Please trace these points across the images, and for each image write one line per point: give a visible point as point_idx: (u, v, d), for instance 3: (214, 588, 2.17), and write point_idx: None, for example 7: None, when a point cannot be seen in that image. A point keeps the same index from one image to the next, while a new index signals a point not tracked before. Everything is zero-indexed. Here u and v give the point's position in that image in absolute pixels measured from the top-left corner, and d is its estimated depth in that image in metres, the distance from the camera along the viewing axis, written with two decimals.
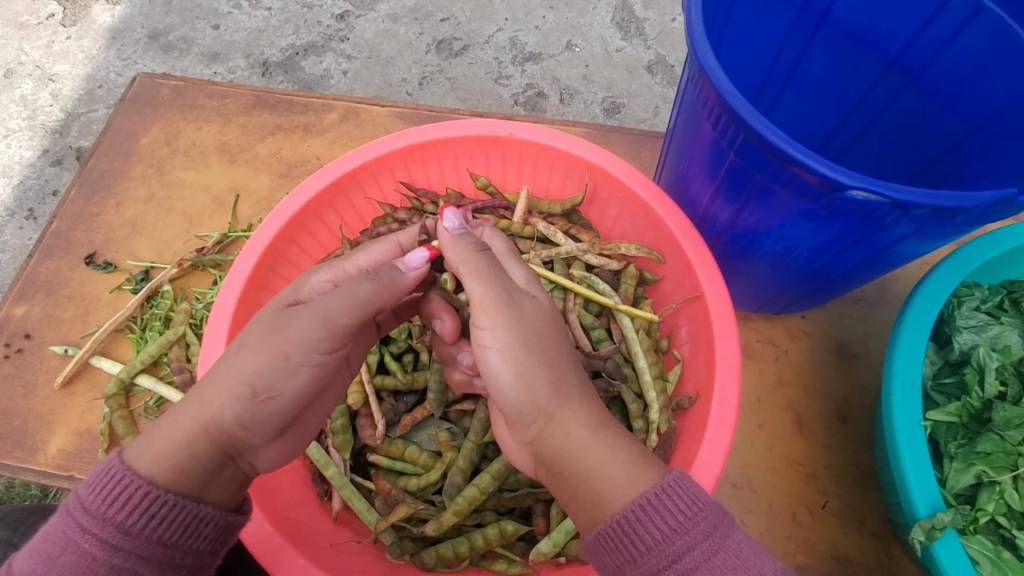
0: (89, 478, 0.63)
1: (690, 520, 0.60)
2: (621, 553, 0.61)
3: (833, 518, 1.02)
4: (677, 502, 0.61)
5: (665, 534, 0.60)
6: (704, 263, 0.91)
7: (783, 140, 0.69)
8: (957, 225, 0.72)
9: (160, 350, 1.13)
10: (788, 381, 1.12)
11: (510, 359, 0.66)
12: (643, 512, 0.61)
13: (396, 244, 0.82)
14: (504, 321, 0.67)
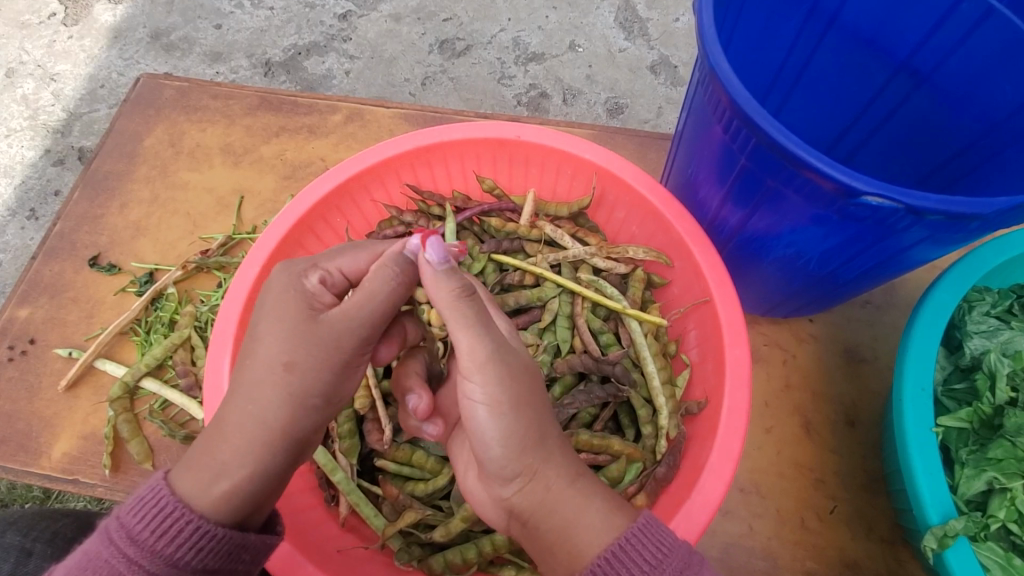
0: (132, 504, 0.61)
1: (658, 567, 0.61)
2: None
3: (842, 523, 1.02)
4: (643, 551, 0.62)
5: None
6: (713, 267, 0.91)
7: (797, 144, 0.68)
8: (972, 230, 0.71)
9: (165, 353, 1.13)
10: (796, 385, 1.11)
11: (496, 417, 0.64)
12: (610, 564, 0.61)
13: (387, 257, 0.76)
14: (494, 378, 0.64)
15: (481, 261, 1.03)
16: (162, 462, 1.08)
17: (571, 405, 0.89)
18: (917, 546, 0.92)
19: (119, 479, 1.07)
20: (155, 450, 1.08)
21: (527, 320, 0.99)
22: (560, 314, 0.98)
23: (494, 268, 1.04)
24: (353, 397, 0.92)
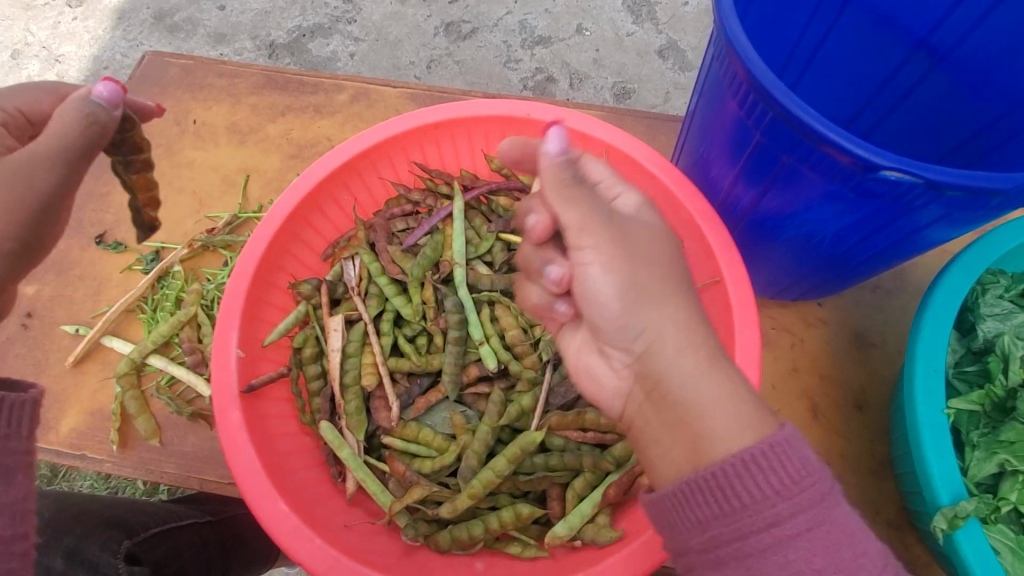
0: None
1: (797, 486, 0.59)
2: (707, 504, 0.61)
3: (848, 507, 1.02)
4: (785, 466, 0.60)
5: (765, 494, 0.59)
6: (724, 248, 0.90)
7: (814, 118, 0.67)
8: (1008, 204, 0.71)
9: (171, 330, 1.12)
10: (803, 370, 1.11)
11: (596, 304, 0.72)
12: (745, 467, 0.60)
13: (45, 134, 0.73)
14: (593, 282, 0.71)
15: (488, 241, 1.02)
16: (169, 439, 1.08)
17: (579, 384, 0.89)
18: (925, 531, 0.91)
19: (127, 456, 1.07)
20: (162, 426, 1.09)
21: None
22: None
23: (502, 248, 1.03)
24: (360, 374, 0.94)
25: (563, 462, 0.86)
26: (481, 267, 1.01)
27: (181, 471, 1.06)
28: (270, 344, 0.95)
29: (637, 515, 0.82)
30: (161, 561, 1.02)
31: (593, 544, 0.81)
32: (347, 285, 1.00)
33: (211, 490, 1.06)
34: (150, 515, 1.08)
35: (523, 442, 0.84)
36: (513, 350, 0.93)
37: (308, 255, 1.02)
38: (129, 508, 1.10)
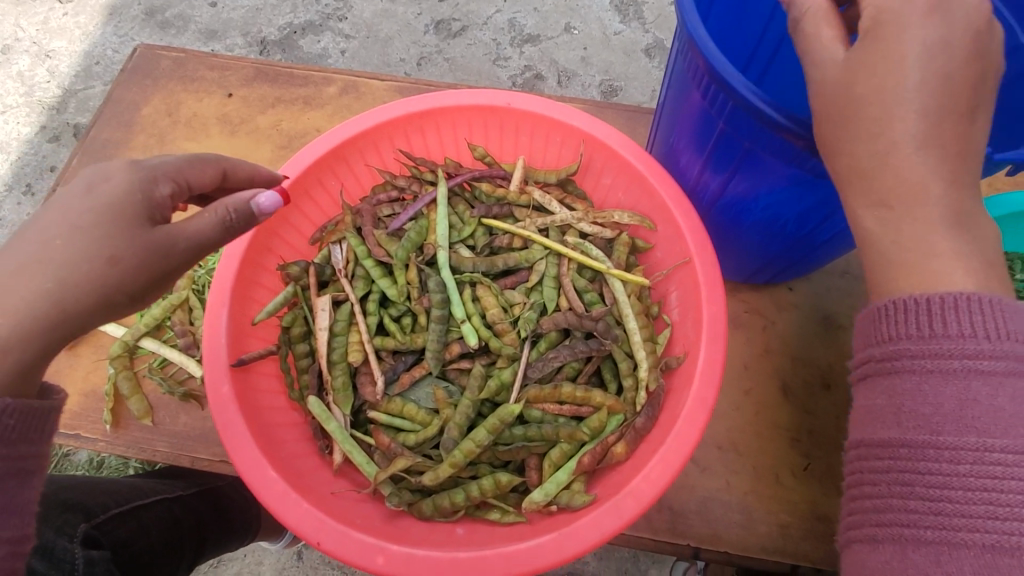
0: None
1: (984, 325, 0.60)
2: (908, 327, 0.62)
3: (815, 479, 1.07)
4: (987, 311, 0.60)
5: (972, 329, 0.60)
6: (695, 230, 0.95)
7: (769, 105, 0.72)
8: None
9: (164, 314, 1.16)
10: (774, 350, 1.16)
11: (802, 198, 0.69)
12: (968, 300, 0.60)
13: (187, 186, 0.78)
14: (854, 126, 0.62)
15: (471, 225, 1.07)
16: (160, 419, 1.11)
17: (556, 359, 0.93)
18: None
19: (119, 435, 1.10)
20: (154, 407, 1.11)
21: (515, 281, 1.03)
22: (547, 274, 1.02)
23: (484, 233, 1.08)
24: (347, 351, 0.98)
25: (540, 432, 0.91)
26: (464, 250, 1.05)
27: (173, 450, 1.09)
28: (259, 323, 0.98)
29: (611, 482, 0.86)
30: (125, 540, 1.04)
31: (567, 510, 0.84)
32: (334, 267, 1.04)
33: (203, 467, 1.09)
34: (112, 493, 1.08)
35: (502, 413, 0.89)
36: (493, 328, 0.97)
37: (297, 238, 1.06)
38: (92, 484, 1.10)
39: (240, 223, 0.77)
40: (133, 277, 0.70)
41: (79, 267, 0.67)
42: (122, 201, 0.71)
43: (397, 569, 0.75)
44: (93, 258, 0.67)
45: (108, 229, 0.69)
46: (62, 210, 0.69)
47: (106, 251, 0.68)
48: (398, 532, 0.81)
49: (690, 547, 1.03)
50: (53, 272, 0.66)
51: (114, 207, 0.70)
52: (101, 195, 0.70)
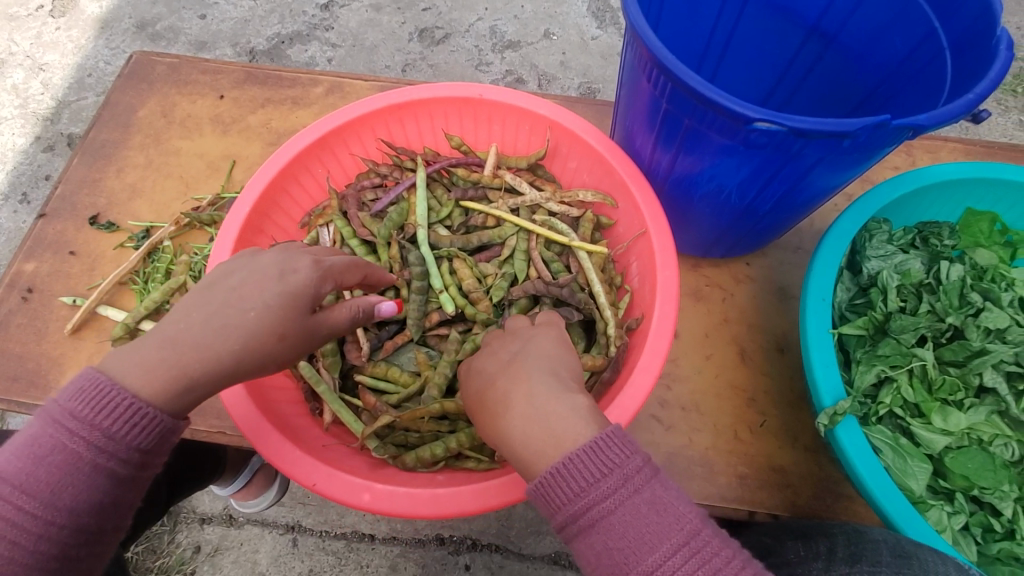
0: (73, 390, 0.71)
1: (602, 479, 0.70)
2: (557, 497, 0.71)
3: (770, 434, 1.15)
4: (605, 457, 0.70)
5: (583, 486, 0.70)
6: (650, 203, 1.04)
7: (700, 83, 0.82)
8: (1001, 60, 0.81)
9: (163, 297, 1.24)
10: (733, 319, 1.25)
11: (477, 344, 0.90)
12: (565, 467, 0.71)
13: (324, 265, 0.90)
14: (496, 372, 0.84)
15: (448, 207, 1.16)
16: None
17: None
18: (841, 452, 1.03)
19: None
20: None
21: (489, 256, 1.13)
22: (517, 249, 1.12)
23: (460, 213, 1.18)
24: None
25: None
26: (442, 230, 1.15)
27: None
28: None
29: None
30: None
31: None
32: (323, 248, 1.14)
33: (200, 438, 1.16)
34: None
35: None
36: (468, 296, 1.08)
37: (287, 221, 1.16)
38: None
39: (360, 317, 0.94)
40: (288, 351, 0.84)
41: (256, 340, 0.81)
42: (299, 294, 0.85)
43: (381, 507, 0.84)
44: (269, 335, 0.82)
45: (291, 314, 0.84)
46: (259, 286, 0.83)
47: (280, 329, 0.82)
48: (383, 476, 0.90)
49: None
50: (242, 337, 0.79)
51: (292, 299, 0.84)
52: (286, 285, 0.84)
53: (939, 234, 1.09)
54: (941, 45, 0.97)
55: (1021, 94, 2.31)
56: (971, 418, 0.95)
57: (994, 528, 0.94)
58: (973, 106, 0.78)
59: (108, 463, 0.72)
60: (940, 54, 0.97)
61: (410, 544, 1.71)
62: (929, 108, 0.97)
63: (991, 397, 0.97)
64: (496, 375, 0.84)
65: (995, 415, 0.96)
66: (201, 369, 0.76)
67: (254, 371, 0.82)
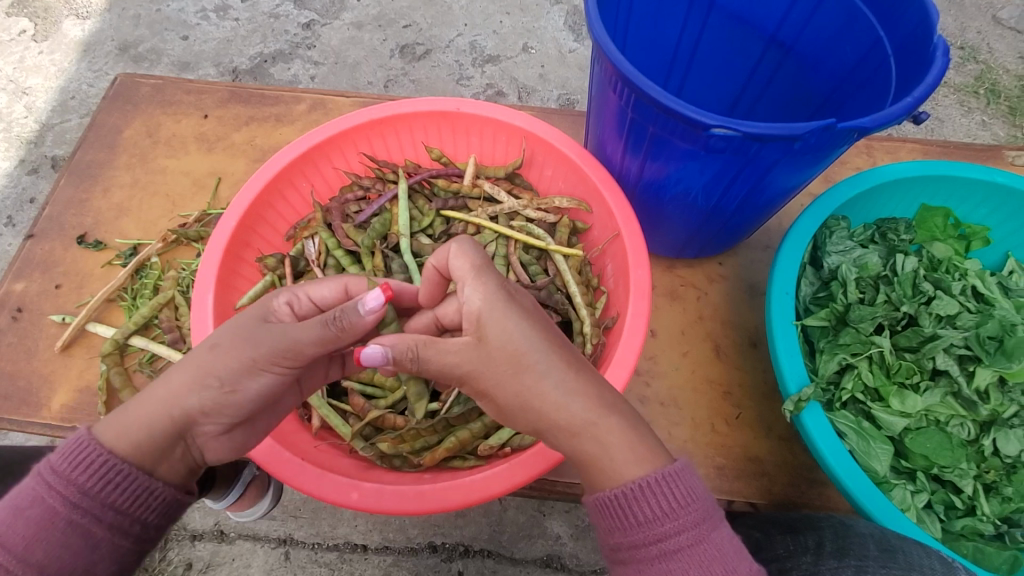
0: (62, 449, 0.74)
1: (678, 511, 0.69)
2: (618, 520, 0.71)
3: (745, 425, 1.19)
4: (673, 491, 0.70)
5: (654, 515, 0.70)
6: (621, 207, 1.10)
7: (660, 93, 0.87)
8: (938, 66, 0.87)
9: (151, 313, 1.26)
10: (707, 317, 1.30)
11: (480, 280, 0.78)
12: (641, 491, 0.70)
13: (345, 288, 0.85)
14: (512, 329, 0.75)
15: (430, 216, 1.21)
16: None
17: None
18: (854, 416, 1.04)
19: None
20: None
21: None
22: (497, 255, 1.17)
23: (442, 222, 1.22)
24: None
25: None
26: (424, 238, 1.19)
27: None
28: (241, 308, 1.11)
29: None
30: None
31: (520, 448, 1.00)
32: (307, 259, 1.17)
33: None
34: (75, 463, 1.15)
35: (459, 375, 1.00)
36: None
37: (273, 234, 1.19)
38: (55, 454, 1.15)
39: (346, 326, 0.75)
40: (223, 361, 0.76)
41: (201, 363, 0.77)
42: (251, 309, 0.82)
43: (370, 504, 0.88)
44: (211, 347, 0.78)
45: (231, 325, 0.79)
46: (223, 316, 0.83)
47: (214, 338, 0.78)
48: (371, 475, 0.94)
49: None
50: (190, 364, 0.77)
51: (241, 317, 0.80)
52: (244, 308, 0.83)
53: (896, 229, 1.15)
54: (886, 53, 1.03)
55: (981, 96, 2.43)
56: (928, 400, 1.01)
57: (956, 505, 0.99)
58: (912, 108, 0.83)
59: (84, 522, 0.72)
60: (886, 61, 1.03)
61: (403, 552, 1.72)
62: (877, 113, 1.03)
63: (945, 379, 1.02)
64: (520, 331, 0.75)
65: (950, 396, 1.02)
66: (154, 408, 0.76)
67: (201, 394, 0.76)
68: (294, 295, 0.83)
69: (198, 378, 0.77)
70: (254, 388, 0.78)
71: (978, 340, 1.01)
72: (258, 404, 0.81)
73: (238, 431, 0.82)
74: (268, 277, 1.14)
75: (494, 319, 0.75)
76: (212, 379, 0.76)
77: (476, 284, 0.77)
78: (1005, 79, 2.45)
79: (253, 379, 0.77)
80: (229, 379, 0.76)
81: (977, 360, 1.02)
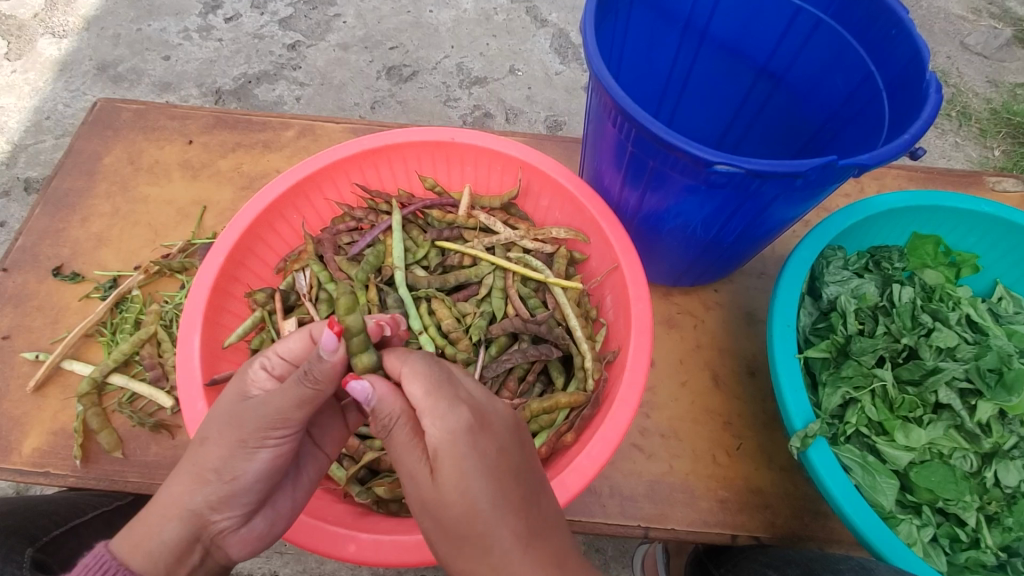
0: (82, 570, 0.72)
1: None
2: None
3: (747, 457, 1.18)
4: None
5: None
6: (621, 238, 1.09)
7: (663, 129, 0.86)
8: (931, 103, 0.89)
9: (132, 349, 1.21)
10: (705, 345, 1.29)
11: (439, 414, 0.71)
12: None
13: (310, 335, 0.83)
14: (464, 471, 0.69)
15: (425, 247, 1.18)
16: (131, 450, 1.14)
17: (508, 359, 1.06)
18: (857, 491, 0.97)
19: (90, 469, 1.12)
20: (124, 440, 1.14)
21: (467, 294, 1.15)
22: (494, 287, 1.15)
23: (437, 253, 1.19)
24: None
25: None
26: (419, 270, 1.17)
27: (143, 479, 1.12)
28: (229, 346, 1.07)
29: (557, 464, 0.97)
30: (69, 558, 1.07)
31: None
32: (298, 293, 1.14)
33: None
34: (47, 516, 1.10)
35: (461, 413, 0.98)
36: (447, 336, 1.10)
37: (262, 267, 1.16)
38: (28, 506, 1.12)
39: (319, 376, 0.74)
40: (217, 456, 0.76)
41: (199, 463, 0.76)
42: (232, 394, 0.79)
43: (368, 556, 0.86)
44: (205, 445, 0.77)
45: (218, 418, 0.78)
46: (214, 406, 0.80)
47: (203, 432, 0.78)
48: (368, 523, 0.91)
49: (641, 527, 1.12)
50: (190, 466, 0.76)
51: (224, 405, 0.78)
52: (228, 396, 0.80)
53: (891, 258, 1.16)
54: (878, 86, 1.05)
55: (954, 118, 2.50)
56: (930, 433, 1.00)
57: (961, 538, 0.98)
58: (910, 145, 0.84)
59: None
60: (877, 94, 1.05)
61: None
62: (870, 146, 1.04)
63: (947, 412, 1.02)
64: (473, 487, 0.69)
65: (953, 429, 1.02)
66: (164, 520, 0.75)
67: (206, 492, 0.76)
68: (267, 360, 0.81)
69: (199, 477, 0.76)
70: (253, 472, 0.77)
71: (978, 372, 1.02)
72: (265, 485, 0.80)
73: (258, 516, 0.81)
74: (258, 311, 1.10)
75: (448, 456, 0.69)
76: (208, 473, 0.76)
77: (443, 471, 0.70)
78: (976, 102, 2.53)
79: (247, 461, 0.77)
80: (226, 468, 0.76)
81: (978, 393, 1.02)
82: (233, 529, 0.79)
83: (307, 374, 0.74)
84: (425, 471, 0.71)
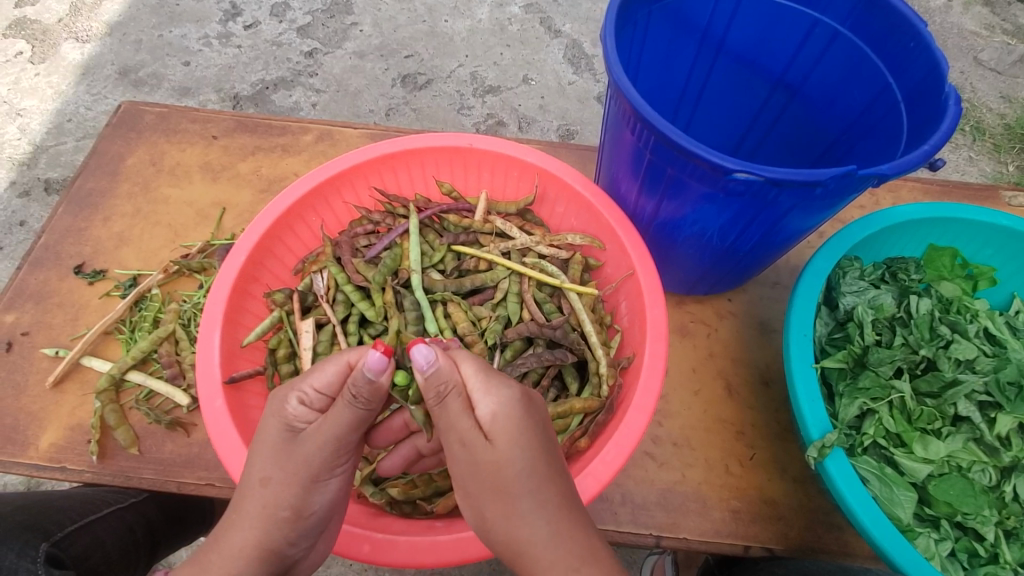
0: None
1: None
2: None
3: (760, 467, 1.17)
4: None
5: None
6: (637, 245, 1.09)
7: (682, 136, 0.87)
8: (950, 114, 0.89)
9: (150, 347, 1.23)
10: (718, 354, 1.28)
11: (494, 389, 0.78)
12: None
13: (347, 366, 0.80)
14: (512, 439, 0.75)
15: (441, 252, 1.19)
16: (146, 447, 1.15)
17: (523, 364, 1.06)
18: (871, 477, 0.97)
19: (106, 465, 1.13)
20: (140, 437, 1.15)
21: (482, 298, 1.17)
22: (510, 292, 1.16)
23: (453, 257, 1.21)
24: None
25: None
26: (435, 273, 1.18)
27: (158, 476, 1.13)
28: (247, 345, 1.08)
29: (573, 469, 0.98)
30: (82, 554, 1.08)
31: None
32: (316, 294, 1.15)
33: (188, 491, 1.12)
34: (61, 513, 1.11)
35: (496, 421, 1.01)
36: (464, 339, 1.11)
37: (280, 268, 1.17)
38: (43, 502, 1.13)
39: (370, 397, 0.75)
40: (283, 491, 0.76)
41: (269, 501, 0.76)
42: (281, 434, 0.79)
43: (382, 556, 0.87)
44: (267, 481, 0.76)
45: (276, 456, 0.77)
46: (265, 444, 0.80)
47: (262, 473, 0.77)
48: (382, 524, 0.92)
49: (652, 536, 1.11)
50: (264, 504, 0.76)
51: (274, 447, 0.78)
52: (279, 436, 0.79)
53: (907, 269, 1.15)
54: (896, 98, 1.05)
55: (967, 132, 2.49)
56: (949, 445, 1.00)
57: (979, 553, 0.97)
58: (930, 155, 0.83)
59: None
60: (896, 105, 1.05)
61: None
62: (887, 156, 1.04)
63: (966, 425, 1.02)
64: (519, 454, 0.75)
65: (972, 442, 1.01)
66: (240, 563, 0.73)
67: (273, 528, 0.75)
68: (303, 393, 0.79)
69: (268, 513, 0.75)
70: (325, 501, 0.79)
71: (997, 385, 1.01)
72: (331, 509, 0.82)
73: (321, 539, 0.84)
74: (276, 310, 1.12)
75: (502, 427, 0.76)
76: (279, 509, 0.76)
77: (499, 435, 0.75)
78: (989, 117, 2.52)
79: (322, 491, 0.78)
80: (301, 505, 0.76)
81: (998, 406, 1.02)
82: (304, 556, 0.80)
83: (356, 397, 0.75)
84: (478, 437, 0.76)
